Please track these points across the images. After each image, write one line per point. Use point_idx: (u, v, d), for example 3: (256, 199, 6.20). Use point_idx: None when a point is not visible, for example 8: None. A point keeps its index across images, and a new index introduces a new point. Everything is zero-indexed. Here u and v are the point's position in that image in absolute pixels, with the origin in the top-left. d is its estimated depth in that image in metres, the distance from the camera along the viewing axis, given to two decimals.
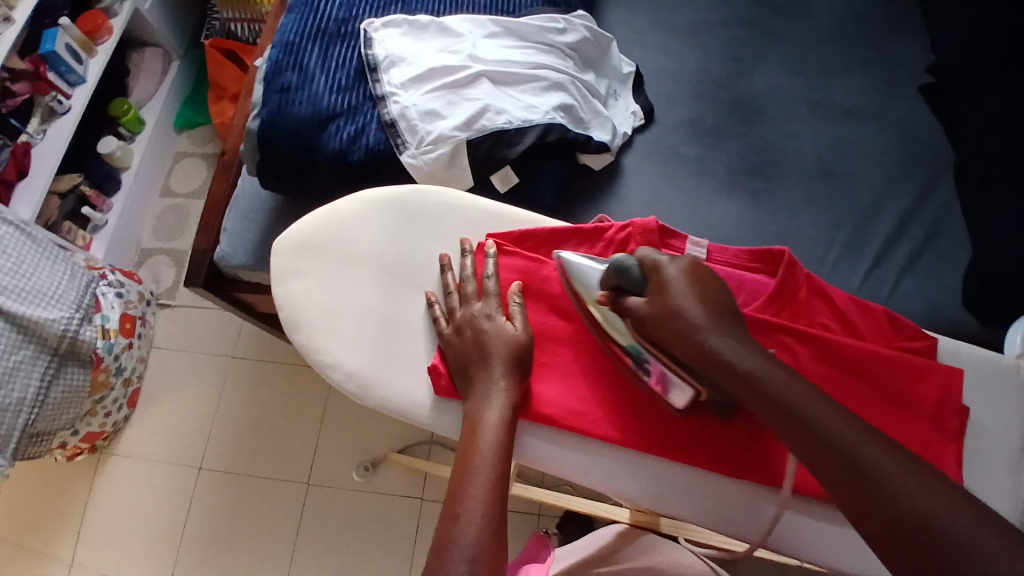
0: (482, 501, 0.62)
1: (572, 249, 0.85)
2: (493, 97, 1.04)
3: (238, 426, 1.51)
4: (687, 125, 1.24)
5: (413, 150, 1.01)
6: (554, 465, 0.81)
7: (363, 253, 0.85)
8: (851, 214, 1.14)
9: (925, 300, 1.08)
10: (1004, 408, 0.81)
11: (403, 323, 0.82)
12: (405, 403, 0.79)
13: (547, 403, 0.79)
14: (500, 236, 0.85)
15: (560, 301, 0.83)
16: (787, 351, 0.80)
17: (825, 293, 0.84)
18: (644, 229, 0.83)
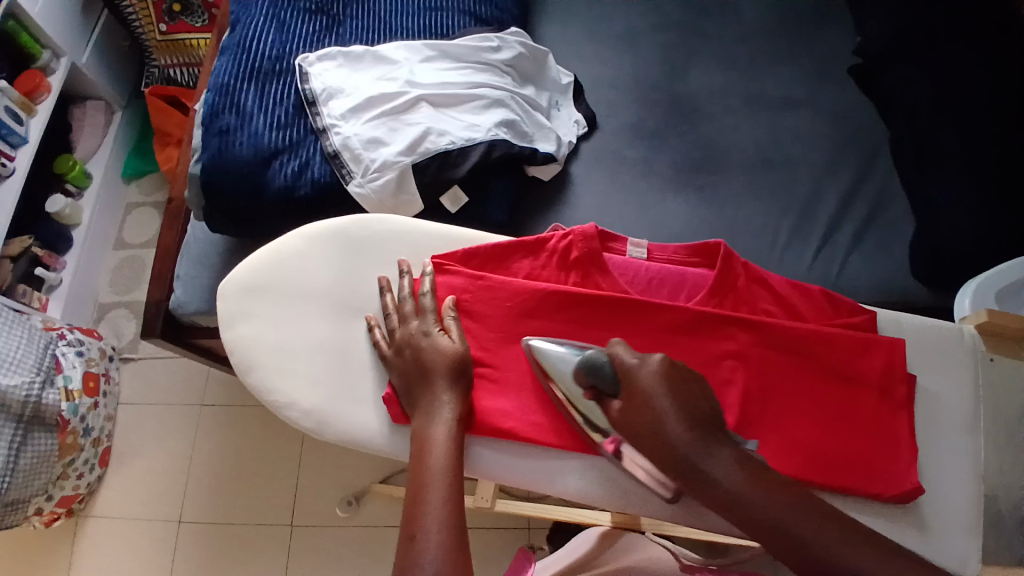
0: (439, 515, 0.62)
1: (515, 263, 0.85)
2: (435, 120, 1.05)
3: (216, 474, 1.48)
4: (630, 129, 1.26)
5: (359, 179, 1.01)
6: (516, 478, 0.79)
7: (309, 288, 0.84)
8: (795, 200, 1.18)
9: (874, 275, 1.12)
10: (951, 372, 0.83)
11: (356, 354, 0.82)
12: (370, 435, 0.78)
13: (506, 416, 0.77)
14: (443, 257, 0.84)
15: (509, 316, 0.81)
16: (737, 341, 0.81)
17: (765, 279, 0.86)
18: (585, 236, 0.84)
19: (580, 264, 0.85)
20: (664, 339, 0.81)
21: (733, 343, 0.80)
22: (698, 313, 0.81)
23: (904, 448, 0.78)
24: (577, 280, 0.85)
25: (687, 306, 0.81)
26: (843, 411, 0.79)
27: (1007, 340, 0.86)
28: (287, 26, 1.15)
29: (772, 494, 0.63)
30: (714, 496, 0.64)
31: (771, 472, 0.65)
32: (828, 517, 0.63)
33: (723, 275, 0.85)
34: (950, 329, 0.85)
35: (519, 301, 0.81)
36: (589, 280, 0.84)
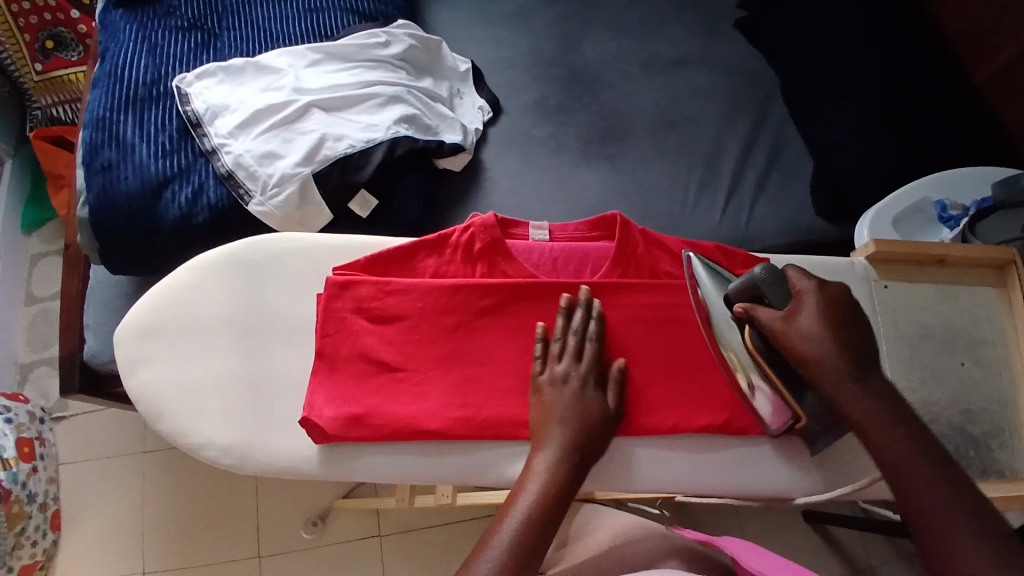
0: (509, 541, 0.61)
1: (419, 263, 0.82)
2: (329, 125, 1.02)
3: (173, 519, 1.42)
4: (535, 107, 1.26)
5: (259, 198, 0.98)
6: (442, 478, 0.77)
7: (211, 320, 0.80)
8: (698, 156, 1.21)
9: (782, 217, 1.16)
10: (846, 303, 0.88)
11: (267, 381, 0.78)
12: (306, 460, 0.75)
13: (428, 418, 0.75)
14: (344, 268, 0.80)
15: (420, 319, 0.79)
16: (644, 304, 0.83)
17: (662, 241, 0.88)
18: (485, 226, 0.83)
19: (485, 254, 0.83)
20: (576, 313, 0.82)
21: (642, 306, 0.83)
22: (604, 283, 0.83)
23: None
24: (484, 270, 0.84)
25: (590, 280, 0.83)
26: None
27: (898, 264, 0.90)
28: (159, 47, 1.10)
29: (890, 425, 0.62)
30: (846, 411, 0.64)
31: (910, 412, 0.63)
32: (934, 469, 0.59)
33: (622, 243, 0.86)
34: (841, 264, 0.89)
35: (429, 300, 0.79)
36: (496, 270, 0.83)
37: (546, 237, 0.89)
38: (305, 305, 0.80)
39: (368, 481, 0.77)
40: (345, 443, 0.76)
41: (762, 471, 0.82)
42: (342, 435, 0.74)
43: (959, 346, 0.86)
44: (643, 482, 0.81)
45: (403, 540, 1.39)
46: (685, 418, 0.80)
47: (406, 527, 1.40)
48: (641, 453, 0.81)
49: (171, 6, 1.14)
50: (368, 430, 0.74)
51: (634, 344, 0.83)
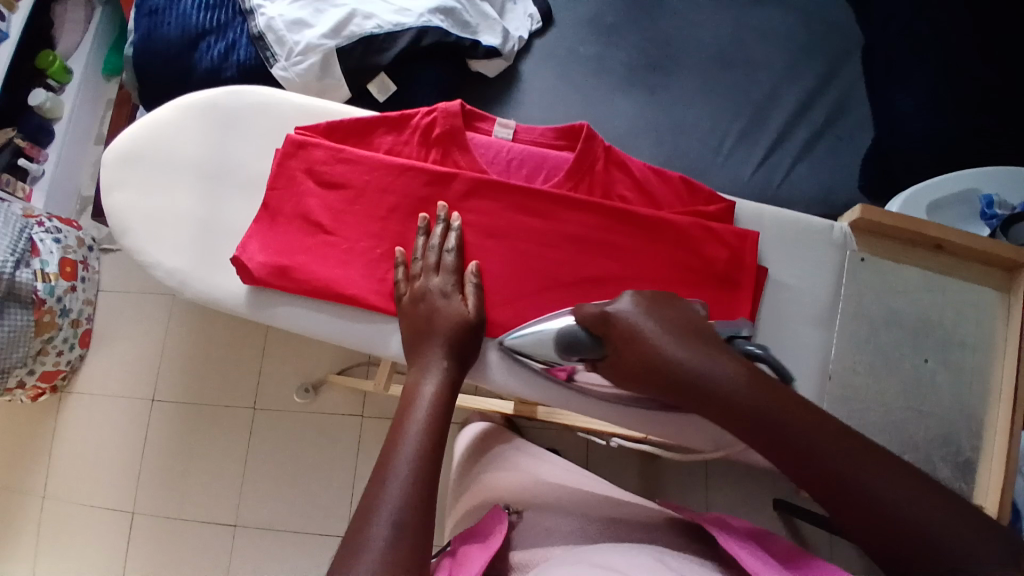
0: (409, 458, 0.56)
1: (375, 137, 0.77)
2: (361, 1, 1.01)
3: (186, 359, 1.55)
4: (587, 24, 1.19)
5: (283, 62, 0.99)
6: (351, 342, 0.74)
7: (183, 155, 0.78)
8: (747, 104, 1.12)
9: (820, 185, 1.06)
10: (813, 263, 0.78)
11: (219, 221, 0.76)
12: (241, 299, 0.74)
13: (349, 284, 0.72)
14: (306, 129, 0.75)
15: (355, 195, 0.74)
16: (581, 224, 0.74)
17: (625, 162, 0.77)
18: (447, 112, 0.75)
19: (441, 142, 0.76)
20: (507, 216, 0.74)
21: (574, 225, 0.74)
22: (563, 197, 0.74)
23: None
24: (438, 158, 0.77)
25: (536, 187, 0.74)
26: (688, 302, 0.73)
27: (887, 238, 0.79)
28: None
29: (756, 386, 0.52)
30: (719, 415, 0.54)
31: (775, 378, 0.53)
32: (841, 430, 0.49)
33: (580, 156, 0.76)
34: (819, 227, 0.79)
35: (376, 175, 0.74)
36: (448, 160, 0.76)
37: (509, 137, 0.79)
38: (264, 160, 0.77)
39: (288, 330, 0.75)
40: (271, 291, 0.74)
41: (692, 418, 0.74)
42: (267, 281, 0.72)
43: (928, 340, 0.77)
44: (533, 390, 0.75)
45: (382, 425, 1.46)
46: None
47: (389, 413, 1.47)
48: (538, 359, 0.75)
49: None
50: (291, 284, 0.72)
51: (555, 262, 0.74)
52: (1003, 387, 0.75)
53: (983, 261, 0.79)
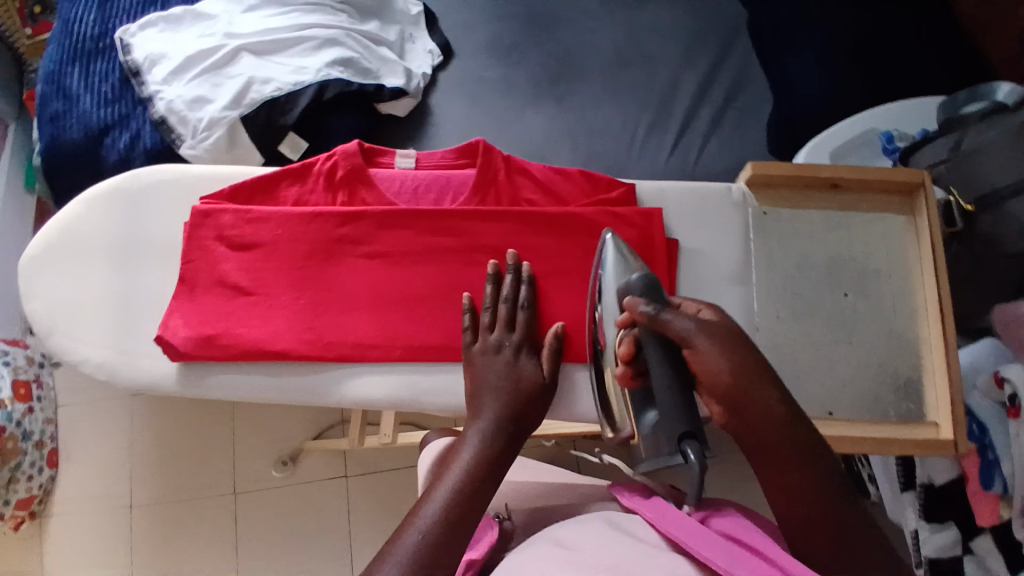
0: (438, 506, 0.53)
1: (279, 190, 0.76)
2: (257, 69, 1.03)
3: (158, 456, 1.50)
4: (487, 48, 1.21)
5: (191, 141, 0.99)
6: (292, 399, 0.72)
7: (96, 248, 0.77)
8: (652, 95, 1.15)
9: (732, 159, 1.10)
10: (717, 231, 0.79)
11: (138, 306, 0.75)
12: (171, 378, 0.72)
13: (277, 340, 0.70)
14: (211, 197, 0.74)
15: (272, 253, 0.73)
16: (494, 234, 0.74)
17: (526, 167, 0.79)
18: (345, 152, 0.75)
19: (347, 182, 0.77)
20: (423, 241, 0.74)
21: (490, 237, 0.74)
22: (477, 212, 0.74)
23: None
24: (346, 200, 0.77)
25: (447, 207, 0.75)
26: None
27: (784, 188, 0.82)
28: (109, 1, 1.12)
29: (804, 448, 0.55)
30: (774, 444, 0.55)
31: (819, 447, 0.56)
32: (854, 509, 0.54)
33: (482, 170, 0.78)
34: (717, 190, 0.80)
35: (287, 228, 0.73)
36: (356, 199, 0.77)
37: (411, 165, 0.80)
38: (174, 235, 0.77)
39: (227, 401, 0.72)
40: (201, 363, 0.71)
41: None
42: (192, 353, 0.70)
43: (845, 276, 0.79)
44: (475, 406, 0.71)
45: (367, 481, 1.44)
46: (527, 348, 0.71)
47: (371, 468, 1.45)
48: None
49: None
50: (219, 352, 0.70)
51: (475, 276, 0.74)
52: (929, 305, 0.77)
53: (882, 190, 0.81)
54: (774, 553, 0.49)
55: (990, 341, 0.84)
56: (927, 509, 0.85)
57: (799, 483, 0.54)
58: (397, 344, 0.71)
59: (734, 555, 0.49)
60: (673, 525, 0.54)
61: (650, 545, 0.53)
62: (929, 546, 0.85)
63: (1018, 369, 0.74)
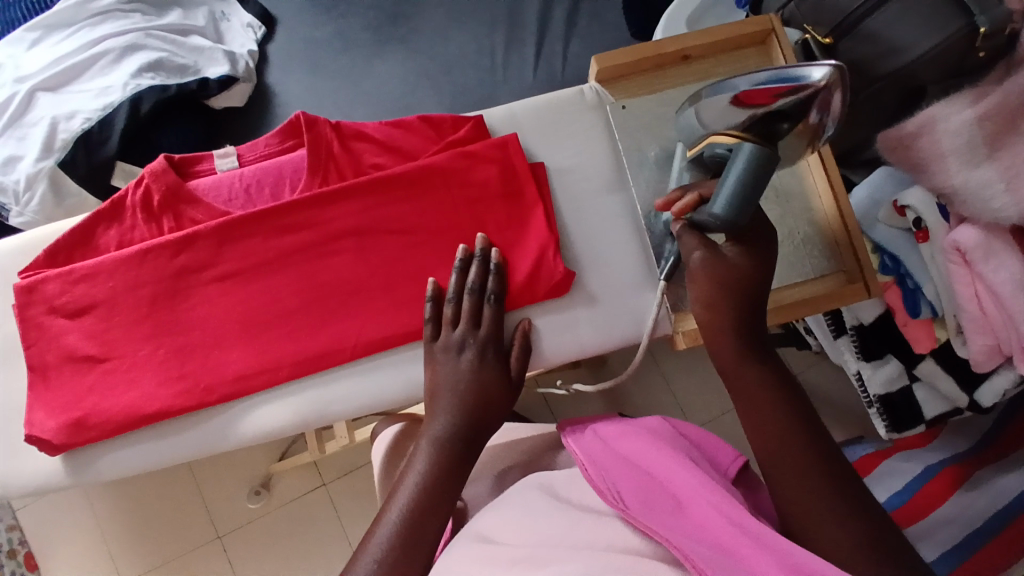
0: (388, 531, 0.54)
1: (100, 238, 0.68)
2: (59, 105, 0.91)
3: (130, 526, 1.23)
4: (310, 8, 1.10)
5: (17, 208, 0.88)
6: (202, 450, 0.67)
7: None
8: (498, 8, 1.07)
9: (596, 53, 1.04)
10: (578, 139, 0.73)
11: (2, 412, 0.67)
12: (63, 472, 0.65)
13: (152, 401, 0.64)
14: (27, 269, 0.66)
15: (121, 309, 0.65)
16: (344, 215, 0.67)
17: (361, 130, 0.71)
18: (155, 174, 0.68)
19: (170, 205, 0.69)
20: (277, 244, 0.67)
21: (345, 219, 0.67)
22: (321, 196, 0.67)
23: (546, 242, 0.67)
24: (175, 225, 0.69)
25: (286, 201, 0.67)
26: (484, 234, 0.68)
27: (637, 76, 0.75)
28: None
29: (782, 407, 0.53)
30: (747, 393, 0.55)
31: (806, 409, 0.54)
32: (822, 465, 0.50)
33: (314, 148, 0.70)
34: (566, 96, 0.74)
35: (124, 276, 0.66)
36: (185, 220, 0.69)
37: (235, 165, 0.72)
38: (12, 323, 0.68)
39: (133, 475, 0.67)
40: (85, 448, 0.65)
41: (545, 334, 0.68)
42: (75, 441, 0.63)
43: None
44: (385, 397, 0.67)
45: (349, 481, 1.24)
46: (415, 322, 0.66)
47: (351, 466, 1.25)
48: (375, 369, 0.67)
49: None
50: (93, 433, 0.64)
51: (342, 265, 0.67)
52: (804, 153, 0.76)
53: (732, 47, 0.74)
54: (685, 487, 0.50)
55: (885, 169, 0.84)
56: (864, 348, 0.86)
57: (769, 419, 0.53)
58: (286, 362, 0.65)
59: (646, 501, 0.50)
60: (596, 468, 0.55)
61: (572, 508, 0.54)
62: (876, 384, 0.87)
63: (916, 193, 0.77)
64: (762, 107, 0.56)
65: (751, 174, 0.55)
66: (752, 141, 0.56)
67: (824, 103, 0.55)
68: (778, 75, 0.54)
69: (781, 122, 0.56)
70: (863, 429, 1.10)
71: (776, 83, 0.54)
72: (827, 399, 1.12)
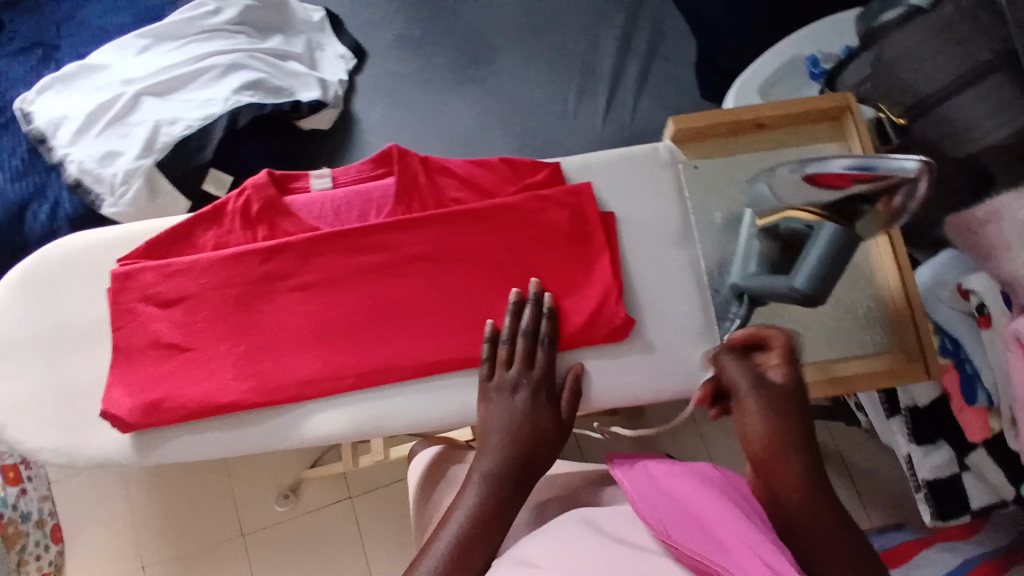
0: (437, 555, 0.53)
1: (195, 238, 0.73)
2: (162, 111, 0.98)
3: (160, 513, 1.27)
4: (397, 44, 1.17)
5: (110, 199, 0.94)
6: (258, 448, 0.70)
7: (26, 335, 0.73)
8: (573, 60, 1.12)
9: (664, 112, 1.07)
10: (650, 194, 0.75)
11: (80, 387, 0.72)
12: (130, 451, 0.69)
13: (220, 395, 0.68)
14: (127, 258, 0.72)
15: (204, 306, 0.70)
16: (419, 242, 0.71)
17: (445, 164, 0.76)
18: (256, 186, 0.73)
19: (265, 215, 0.74)
20: (354, 262, 0.71)
21: (420, 245, 0.71)
22: (400, 222, 0.71)
23: (609, 289, 0.70)
24: (267, 234, 0.74)
25: (369, 223, 0.72)
26: (551, 274, 0.71)
27: (720, 137, 0.78)
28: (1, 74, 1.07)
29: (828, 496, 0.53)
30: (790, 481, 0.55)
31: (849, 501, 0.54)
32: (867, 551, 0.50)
33: (400, 177, 0.75)
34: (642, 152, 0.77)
35: (214, 275, 0.70)
36: (277, 231, 0.74)
37: (328, 185, 0.76)
38: (101, 306, 0.73)
39: (190, 463, 0.70)
40: (153, 430, 0.69)
41: (599, 377, 0.70)
42: (146, 422, 0.68)
43: None
44: (439, 418, 0.69)
45: (374, 498, 1.26)
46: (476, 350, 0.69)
47: (377, 483, 1.28)
48: (433, 391, 0.69)
49: (9, 28, 1.11)
50: (163, 418, 0.68)
51: (413, 289, 0.71)
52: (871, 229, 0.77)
53: (812, 119, 0.77)
54: (732, 535, 0.49)
55: (951, 252, 0.83)
56: (917, 431, 0.84)
57: (812, 504, 0.53)
58: (350, 374, 0.69)
59: (695, 539, 0.50)
60: (646, 505, 0.55)
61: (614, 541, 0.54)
62: (926, 469, 0.83)
63: (981, 279, 0.76)
64: (839, 189, 0.60)
65: (829, 254, 0.63)
66: (833, 223, 0.62)
67: (910, 189, 0.57)
68: (858, 164, 0.57)
69: (861, 204, 0.61)
70: (901, 514, 1.07)
71: (856, 170, 0.57)
72: (865, 479, 1.09)
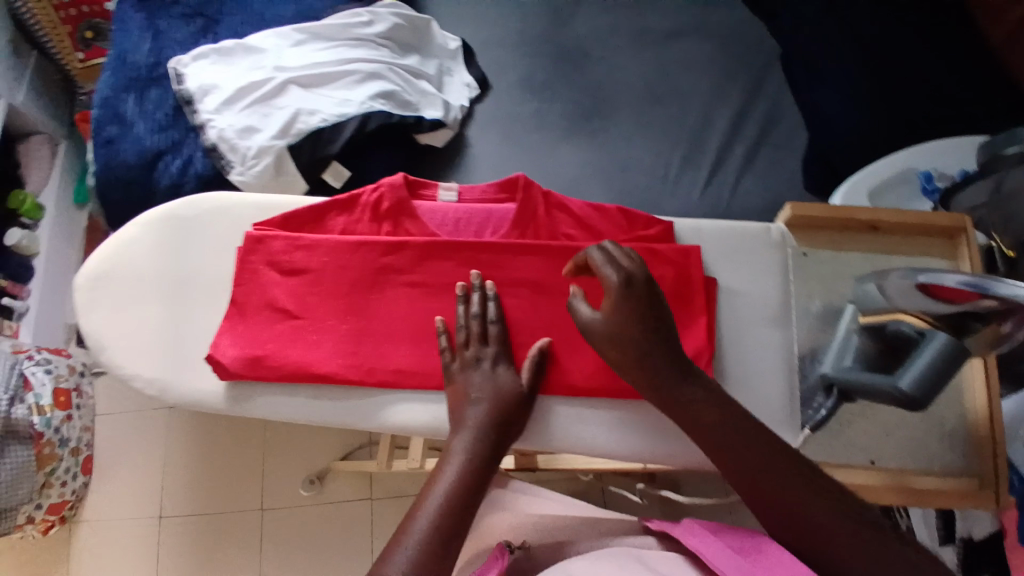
0: (428, 519, 0.54)
1: (328, 221, 0.80)
2: (304, 101, 1.07)
3: (192, 467, 1.32)
4: (521, 83, 1.24)
5: (239, 167, 1.03)
6: (335, 423, 0.75)
7: (148, 270, 0.80)
8: (684, 130, 1.16)
9: (762, 196, 1.10)
10: (754, 272, 0.78)
11: (184, 328, 0.78)
12: (220, 396, 0.75)
13: (313, 366, 0.73)
14: (262, 224, 0.78)
15: (317, 282, 0.76)
16: (525, 269, 0.76)
17: (565, 202, 0.80)
18: (391, 185, 0.79)
19: (392, 214, 0.80)
20: (460, 274, 0.76)
21: (527, 272, 0.76)
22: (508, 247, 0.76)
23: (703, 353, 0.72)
24: (390, 230, 0.80)
25: (484, 241, 0.77)
26: None
27: (834, 231, 0.83)
28: (163, 33, 1.19)
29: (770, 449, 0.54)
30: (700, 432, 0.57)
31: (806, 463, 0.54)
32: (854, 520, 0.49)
33: (521, 206, 0.80)
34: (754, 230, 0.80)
35: (335, 256, 0.76)
36: (401, 230, 0.80)
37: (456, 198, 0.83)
38: (221, 261, 0.80)
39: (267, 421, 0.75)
40: (246, 384, 0.75)
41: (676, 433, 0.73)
42: (242, 373, 0.73)
43: None
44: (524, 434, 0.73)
45: (394, 504, 1.28)
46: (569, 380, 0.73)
47: (401, 490, 1.30)
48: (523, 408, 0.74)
49: None
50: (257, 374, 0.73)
51: (514, 311, 0.75)
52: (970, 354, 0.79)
53: (925, 233, 0.82)
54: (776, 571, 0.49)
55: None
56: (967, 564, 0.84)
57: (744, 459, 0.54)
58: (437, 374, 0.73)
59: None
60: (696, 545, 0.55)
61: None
62: None
63: None
64: (952, 303, 0.62)
65: (938, 363, 0.64)
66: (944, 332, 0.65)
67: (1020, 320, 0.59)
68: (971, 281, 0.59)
69: (974, 321, 0.63)
70: None
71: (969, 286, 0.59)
72: None
